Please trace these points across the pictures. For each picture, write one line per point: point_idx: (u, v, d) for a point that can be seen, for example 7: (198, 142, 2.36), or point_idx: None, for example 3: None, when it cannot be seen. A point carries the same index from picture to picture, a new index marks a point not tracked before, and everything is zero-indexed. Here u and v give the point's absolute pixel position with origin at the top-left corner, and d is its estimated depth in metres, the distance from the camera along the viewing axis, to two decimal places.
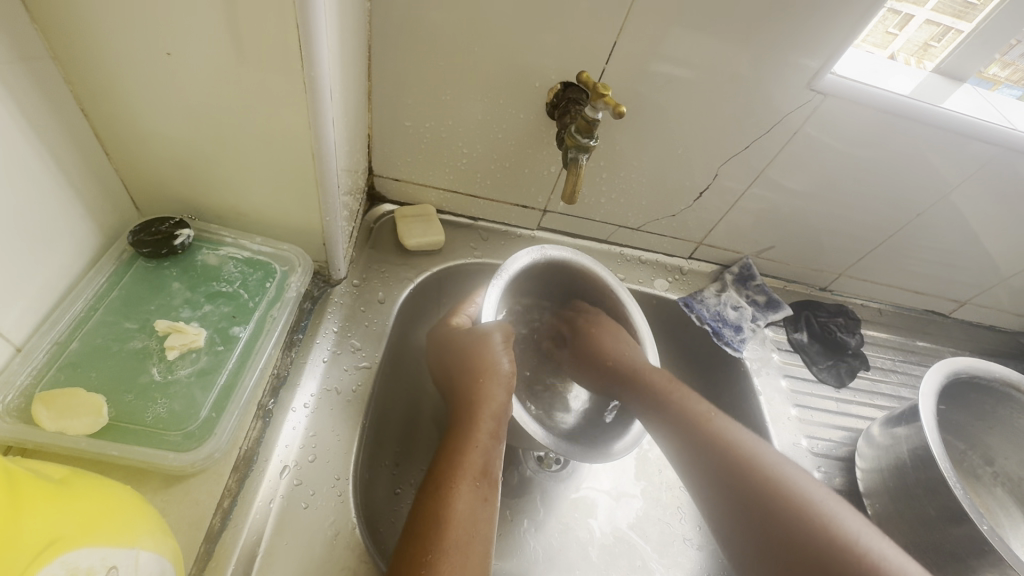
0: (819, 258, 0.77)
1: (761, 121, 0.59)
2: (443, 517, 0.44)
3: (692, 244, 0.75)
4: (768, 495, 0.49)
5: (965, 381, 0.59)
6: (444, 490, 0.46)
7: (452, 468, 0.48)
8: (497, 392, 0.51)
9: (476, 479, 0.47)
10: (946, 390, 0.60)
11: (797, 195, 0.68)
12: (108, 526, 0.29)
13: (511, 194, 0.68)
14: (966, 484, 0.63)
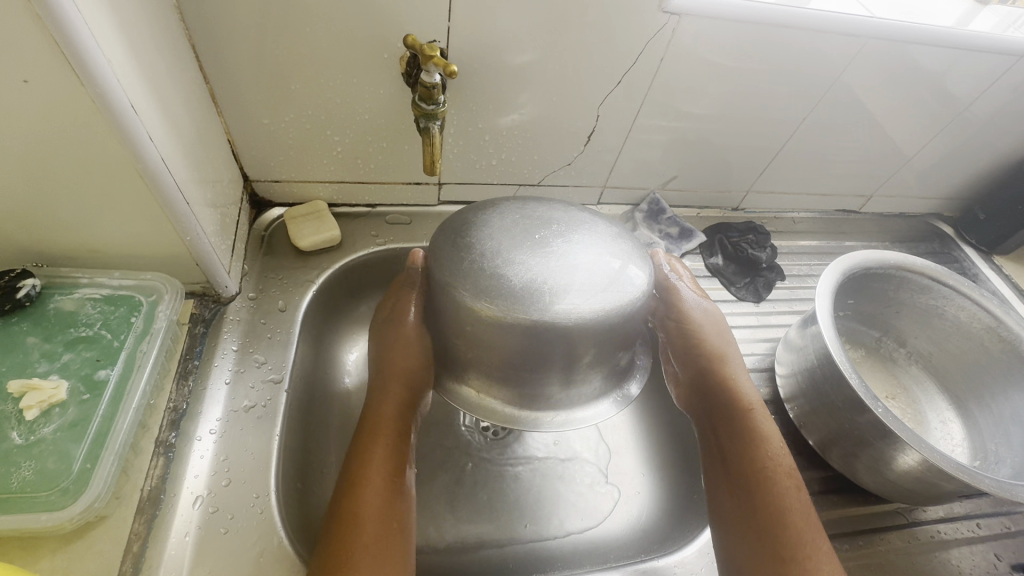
0: (725, 180, 0.78)
1: (624, 53, 0.57)
2: (363, 517, 0.44)
3: (597, 189, 0.75)
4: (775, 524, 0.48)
5: (863, 276, 0.61)
6: (353, 490, 0.46)
7: (359, 466, 0.48)
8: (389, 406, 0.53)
9: (388, 480, 0.47)
10: (847, 288, 0.62)
11: (685, 122, 0.67)
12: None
13: (400, 173, 0.66)
14: (882, 369, 0.66)
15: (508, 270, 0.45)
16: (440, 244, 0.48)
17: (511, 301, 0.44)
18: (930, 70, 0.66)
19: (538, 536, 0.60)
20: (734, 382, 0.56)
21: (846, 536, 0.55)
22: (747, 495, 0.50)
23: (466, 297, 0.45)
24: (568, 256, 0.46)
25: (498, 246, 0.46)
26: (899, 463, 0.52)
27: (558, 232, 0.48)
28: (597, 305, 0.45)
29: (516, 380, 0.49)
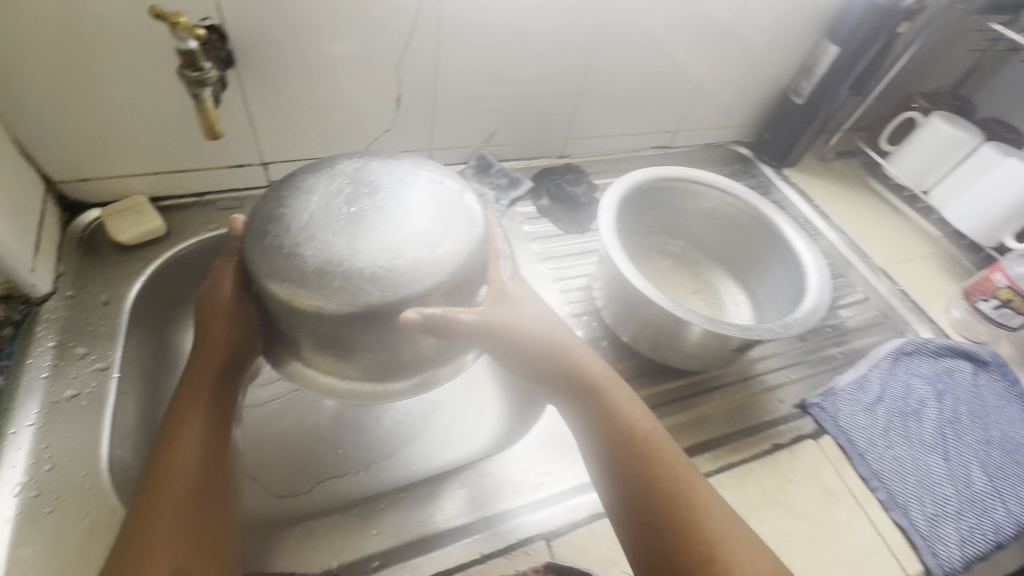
0: (542, 131, 0.85)
1: (398, 17, 0.62)
2: (164, 482, 0.43)
3: (425, 152, 0.80)
4: (656, 473, 0.46)
5: (647, 191, 0.70)
6: (161, 461, 0.44)
7: (166, 442, 0.45)
8: (208, 370, 0.50)
9: (200, 457, 0.45)
10: (639, 205, 0.72)
11: (485, 79, 0.73)
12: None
13: (219, 154, 0.68)
14: (686, 270, 0.77)
15: (343, 249, 0.46)
16: (257, 220, 0.48)
17: (349, 281, 0.45)
18: (681, 11, 0.76)
19: (403, 473, 0.65)
20: (570, 352, 0.51)
21: (658, 408, 0.63)
22: (623, 456, 0.47)
23: (282, 285, 0.45)
24: (390, 224, 0.47)
25: (311, 229, 0.47)
26: (687, 336, 0.61)
27: (377, 196, 0.49)
28: (440, 259, 0.47)
29: (362, 354, 0.50)
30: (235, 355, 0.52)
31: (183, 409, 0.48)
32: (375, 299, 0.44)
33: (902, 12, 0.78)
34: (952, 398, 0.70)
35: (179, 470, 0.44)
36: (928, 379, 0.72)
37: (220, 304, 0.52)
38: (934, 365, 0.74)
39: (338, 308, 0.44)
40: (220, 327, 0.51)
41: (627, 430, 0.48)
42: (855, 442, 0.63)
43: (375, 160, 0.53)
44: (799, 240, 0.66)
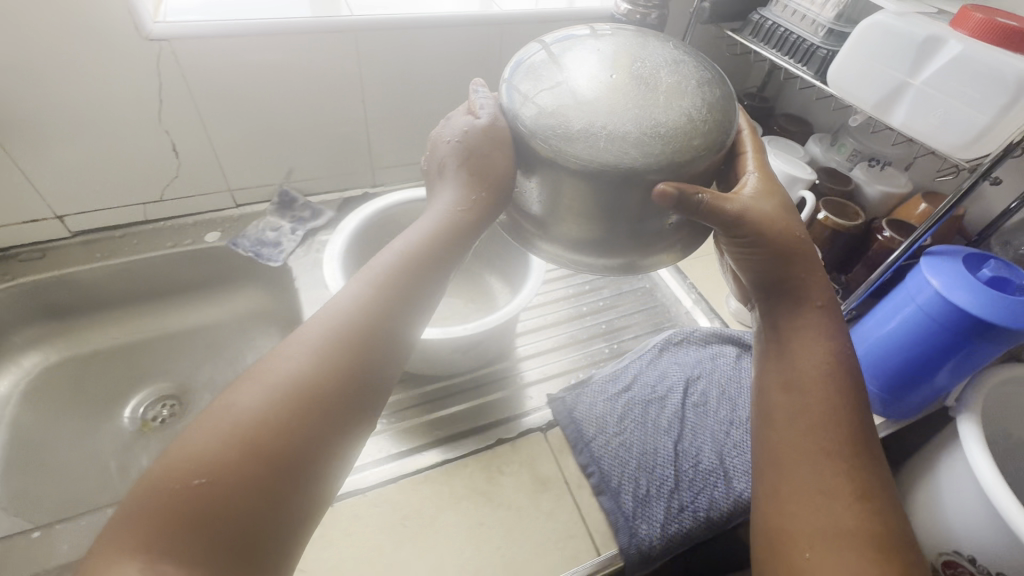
0: (344, 165, 0.92)
1: (145, 80, 0.70)
2: (206, 463, 0.31)
3: (224, 193, 0.87)
4: (831, 410, 0.44)
5: (402, 211, 0.76)
6: (200, 447, 0.32)
7: (254, 405, 0.34)
8: (294, 353, 0.37)
9: (278, 418, 0.34)
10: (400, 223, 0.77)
11: (258, 125, 0.81)
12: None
13: (11, 214, 0.75)
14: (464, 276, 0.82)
15: (568, 123, 0.39)
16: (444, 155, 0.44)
17: (611, 135, 0.39)
18: (442, 47, 0.84)
19: None
20: (803, 242, 0.49)
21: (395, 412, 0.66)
22: (794, 385, 0.46)
23: (537, 145, 0.40)
24: (585, 75, 0.42)
25: (528, 110, 0.41)
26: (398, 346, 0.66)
27: (569, 60, 0.43)
28: (694, 111, 0.41)
29: (618, 212, 0.42)
30: (394, 311, 0.40)
31: (288, 346, 0.37)
32: (622, 166, 0.38)
33: (648, 26, 0.85)
34: (704, 381, 0.73)
35: (291, 397, 0.34)
36: (685, 365, 0.74)
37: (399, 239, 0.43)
38: (697, 352, 0.76)
39: (591, 171, 0.39)
40: (402, 249, 0.42)
41: (815, 359, 0.46)
42: (584, 431, 0.65)
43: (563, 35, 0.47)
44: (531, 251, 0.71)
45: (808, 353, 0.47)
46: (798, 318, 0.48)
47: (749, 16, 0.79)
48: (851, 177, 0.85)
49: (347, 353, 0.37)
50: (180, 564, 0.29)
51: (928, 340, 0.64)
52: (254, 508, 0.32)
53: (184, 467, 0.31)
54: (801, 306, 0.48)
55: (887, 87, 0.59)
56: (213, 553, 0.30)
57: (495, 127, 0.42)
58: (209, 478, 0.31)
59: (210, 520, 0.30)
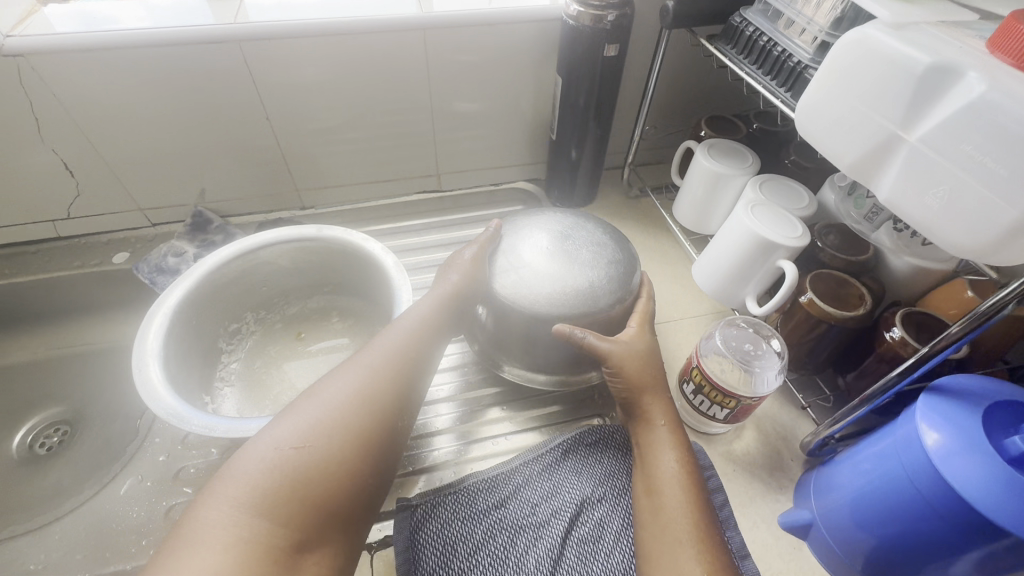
0: (265, 185, 0.84)
1: (15, 98, 0.65)
2: (337, 427, 0.43)
3: (136, 212, 0.82)
4: (672, 519, 0.47)
5: (277, 252, 0.68)
6: (351, 414, 0.44)
7: (337, 408, 0.44)
8: (369, 361, 0.49)
9: (330, 426, 0.42)
10: (277, 265, 0.69)
11: (155, 145, 0.74)
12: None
13: None
14: (349, 331, 0.72)
15: (512, 283, 0.60)
16: (489, 256, 0.64)
17: (533, 293, 0.59)
18: (356, 59, 0.72)
19: None
20: (654, 381, 0.56)
21: None
22: (653, 488, 0.50)
23: (498, 289, 0.60)
24: (522, 255, 0.62)
25: (524, 241, 0.64)
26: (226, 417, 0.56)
27: (519, 245, 0.63)
28: (599, 279, 0.61)
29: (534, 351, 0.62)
30: (424, 344, 0.53)
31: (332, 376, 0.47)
32: (540, 311, 0.58)
33: (603, 32, 0.66)
34: (606, 508, 0.55)
35: (323, 420, 0.43)
36: (589, 481, 0.57)
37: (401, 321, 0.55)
38: (612, 462, 0.59)
39: (518, 307, 0.59)
40: (403, 329, 0.53)
41: (664, 470, 0.50)
42: (420, 563, 0.51)
43: (516, 216, 0.69)
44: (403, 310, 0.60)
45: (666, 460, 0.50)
46: (659, 437, 0.53)
47: (729, 20, 0.58)
48: (872, 242, 0.61)
49: (368, 398, 0.46)
50: (271, 522, 0.37)
51: (920, 527, 0.42)
52: (344, 487, 0.41)
53: (290, 438, 0.41)
54: (655, 423, 0.54)
55: (868, 137, 0.41)
56: (299, 520, 0.38)
57: (482, 265, 0.62)
58: (298, 446, 0.41)
59: (343, 480, 0.41)
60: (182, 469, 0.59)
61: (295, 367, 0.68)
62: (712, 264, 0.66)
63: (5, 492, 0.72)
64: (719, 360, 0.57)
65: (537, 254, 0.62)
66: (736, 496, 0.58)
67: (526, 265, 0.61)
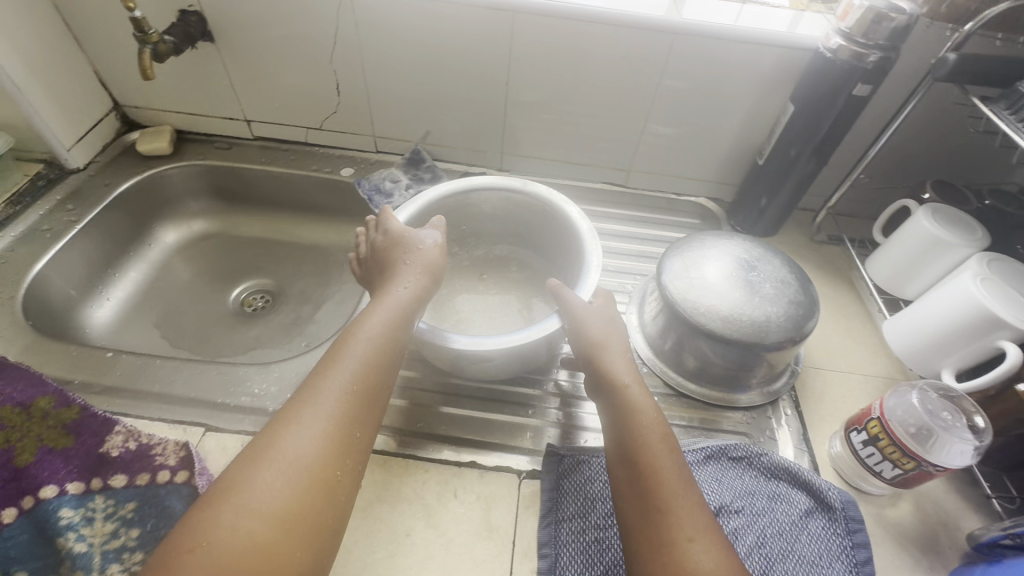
0: (476, 141, 0.94)
1: (327, 22, 0.79)
2: (248, 509, 0.39)
3: (368, 137, 0.95)
4: (666, 523, 0.44)
5: (486, 196, 0.75)
6: (273, 485, 0.41)
7: (252, 480, 0.40)
8: (304, 416, 0.45)
9: (242, 506, 0.39)
10: (482, 208, 0.77)
11: (409, 85, 0.86)
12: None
13: (217, 108, 0.93)
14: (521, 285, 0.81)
15: (690, 296, 0.65)
16: (675, 271, 0.69)
17: (714, 315, 0.63)
18: (599, 47, 0.78)
19: None
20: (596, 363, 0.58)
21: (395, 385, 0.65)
22: (643, 493, 0.47)
23: (682, 305, 0.65)
24: (708, 275, 0.67)
25: (708, 262, 0.69)
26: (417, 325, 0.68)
27: (705, 265, 0.68)
28: (776, 315, 0.63)
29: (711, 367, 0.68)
30: (377, 379, 0.50)
31: (260, 438, 0.43)
32: (716, 332, 0.63)
33: (860, 69, 0.66)
34: (743, 521, 0.56)
35: (250, 510, 0.39)
36: (728, 491, 0.58)
37: (359, 327, 0.53)
38: (754, 480, 0.59)
39: (702, 326, 0.63)
40: (382, 327, 0.53)
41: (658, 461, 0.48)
42: (560, 507, 0.55)
43: (703, 236, 0.73)
44: (589, 280, 0.64)
45: (666, 466, 0.48)
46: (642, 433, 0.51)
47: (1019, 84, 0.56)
48: None
49: (303, 473, 0.42)
50: None
51: None
52: (337, 499, 0.43)
53: (198, 537, 0.37)
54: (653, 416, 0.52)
55: None
56: None
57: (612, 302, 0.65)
58: (206, 541, 0.37)
59: (263, 562, 0.38)
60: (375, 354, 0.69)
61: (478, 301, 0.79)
62: (912, 324, 0.64)
63: (218, 331, 0.87)
64: (908, 414, 0.54)
65: (722, 278, 0.66)
66: (880, 560, 0.56)
67: (706, 286, 0.66)
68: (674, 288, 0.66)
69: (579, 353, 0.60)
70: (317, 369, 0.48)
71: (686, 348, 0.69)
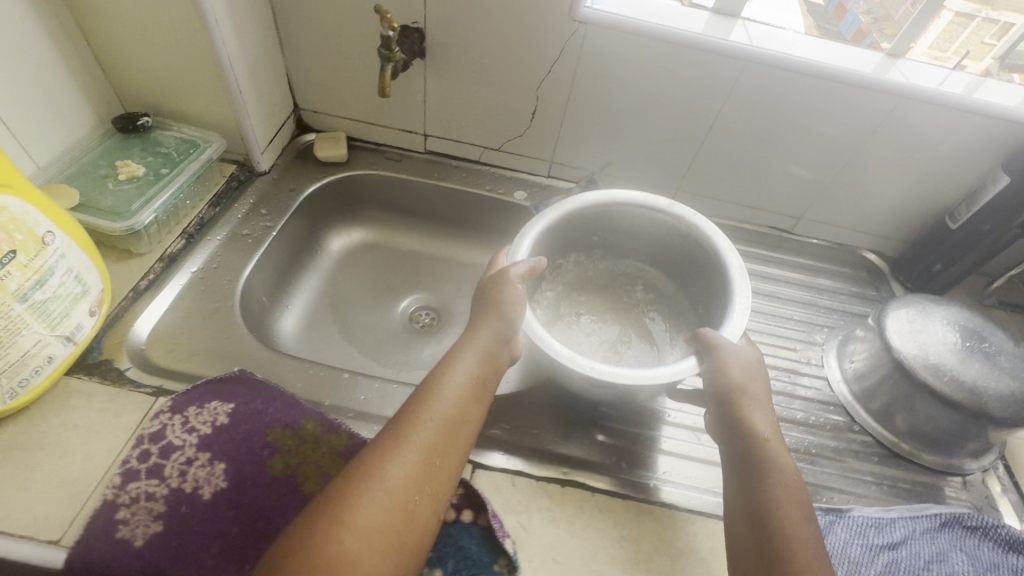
0: (653, 176, 0.94)
1: (551, 51, 0.78)
2: (352, 538, 0.39)
3: (545, 162, 0.95)
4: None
5: (621, 211, 0.77)
6: (350, 514, 0.40)
7: (342, 508, 0.41)
8: (402, 449, 0.45)
9: (342, 533, 0.39)
10: (613, 222, 0.79)
11: (608, 117, 0.86)
12: (80, 246, 0.56)
13: (398, 121, 0.92)
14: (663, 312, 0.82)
15: (924, 355, 0.67)
16: (900, 328, 0.71)
17: (957, 380, 0.65)
18: (817, 101, 0.79)
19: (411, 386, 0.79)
20: (719, 407, 0.57)
21: (630, 429, 0.66)
22: (767, 556, 0.46)
23: (917, 365, 0.67)
24: (939, 337, 0.69)
25: (935, 323, 0.70)
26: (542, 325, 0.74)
27: (933, 326, 0.70)
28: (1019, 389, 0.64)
29: (932, 430, 0.70)
30: (447, 405, 0.50)
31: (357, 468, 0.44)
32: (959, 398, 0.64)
33: None
34: None
35: (353, 533, 0.40)
36: (973, 561, 0.59)
37: (452, 364, 0.54)
38: (995, 552, 0.60)
39: (941, 389, 0.65)
40: (472, 362, 0.54)
41: (786, 520, 0.47)
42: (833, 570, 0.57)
43: (917, 295, 0.75)
44: (731, 319, 0.64)
45: (793, 525, 0.47)
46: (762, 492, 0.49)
47: None
48: None
49: (394, 503, 0.42)
50: None
51: None
52: (417, 529, 0.43)
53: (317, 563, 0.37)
54: (785, 472, 0.50)
55: None
56: None
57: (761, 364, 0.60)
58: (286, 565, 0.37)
59: None
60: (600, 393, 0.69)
61: (585, 319, 0.83)
62: None
63: (393, 348, 0.86)
64: None
65: (957, 342, 0.68)
66: None
67: (943, 349, 0.67)
68: (906, 346, 0.68)
69: (710, 395, 0.59)
70: (433, 407, 0.49)
71: (909, 408, 0.70)
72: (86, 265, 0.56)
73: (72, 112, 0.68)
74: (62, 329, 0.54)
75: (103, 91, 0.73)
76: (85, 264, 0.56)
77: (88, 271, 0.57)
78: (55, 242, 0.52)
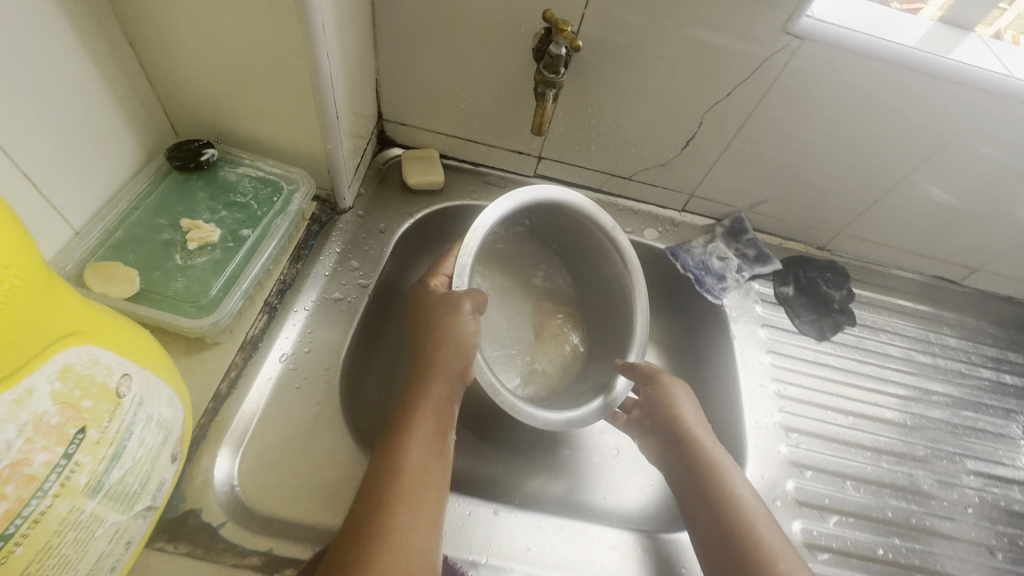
0: (816, 218, 0.76)
1: (738, 70, 0.60)
2: None
3: (683, 195, 0.77)
4: None
5: (570, 218, 0.63)
6: None
7: None
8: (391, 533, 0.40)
9: None
10: (561, 224, 0.64)
11: (785, 150, 0.68)
12: (157, 373, 0.39)
13: (508, 140, 0.73)
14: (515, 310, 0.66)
15: None
16: None
17: None
18: None
19: (543, 490, 0.63)
20: (680, 447, 0.55)
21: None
22: None
23: None
24: None
25: None
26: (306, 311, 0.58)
27: None
28: None
29: None
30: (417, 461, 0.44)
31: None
32: None
33: None
34: None
35: None
36: None
37: (410, 421, 0.46)
38: None
39: None
40: (429, 422, 0.47)
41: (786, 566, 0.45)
42: None
43: None
44: (636, 341, 0.60)
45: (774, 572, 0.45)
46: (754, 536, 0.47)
47: None
48: None
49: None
50: None
51: None
52: None
53: None
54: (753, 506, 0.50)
55: None
56: None
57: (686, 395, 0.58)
58: None
59: None
60: (804, 529, 0.56)
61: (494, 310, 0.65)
62: None
63: None
64: None
65: None
66: None
67: None
68: None
69: (665, 438, 0.56)
70: (382, 470, 0.43)
71: None
72: (169, 398, 0.40)
73: (111, 147, 0.49)
74: (143, 500, 0.38)
75: (148, 109, 0.54)
76: (166, 396, 0.40)
77: (169, 403, 0.40)
78: (135, 381, 0.36)
